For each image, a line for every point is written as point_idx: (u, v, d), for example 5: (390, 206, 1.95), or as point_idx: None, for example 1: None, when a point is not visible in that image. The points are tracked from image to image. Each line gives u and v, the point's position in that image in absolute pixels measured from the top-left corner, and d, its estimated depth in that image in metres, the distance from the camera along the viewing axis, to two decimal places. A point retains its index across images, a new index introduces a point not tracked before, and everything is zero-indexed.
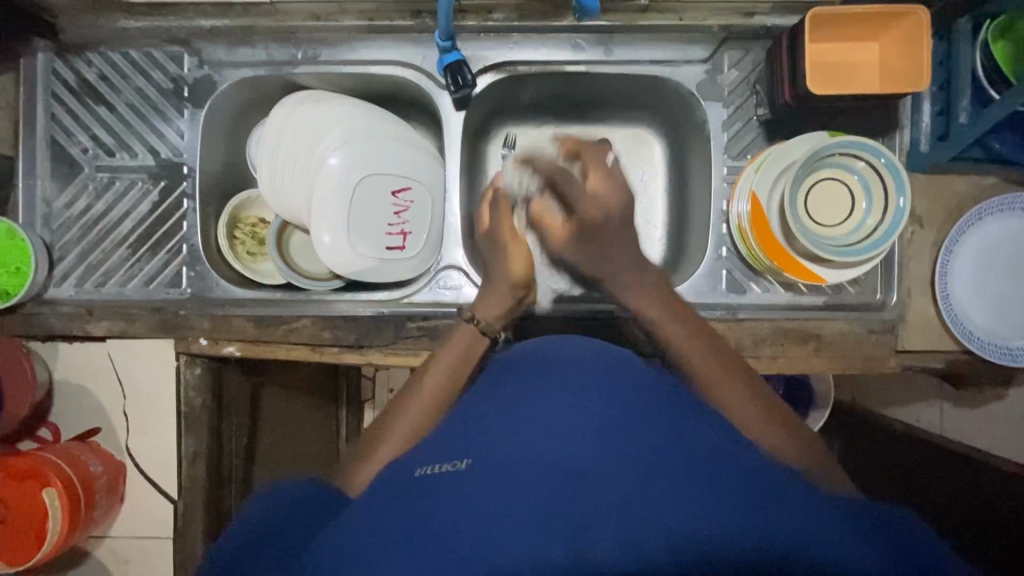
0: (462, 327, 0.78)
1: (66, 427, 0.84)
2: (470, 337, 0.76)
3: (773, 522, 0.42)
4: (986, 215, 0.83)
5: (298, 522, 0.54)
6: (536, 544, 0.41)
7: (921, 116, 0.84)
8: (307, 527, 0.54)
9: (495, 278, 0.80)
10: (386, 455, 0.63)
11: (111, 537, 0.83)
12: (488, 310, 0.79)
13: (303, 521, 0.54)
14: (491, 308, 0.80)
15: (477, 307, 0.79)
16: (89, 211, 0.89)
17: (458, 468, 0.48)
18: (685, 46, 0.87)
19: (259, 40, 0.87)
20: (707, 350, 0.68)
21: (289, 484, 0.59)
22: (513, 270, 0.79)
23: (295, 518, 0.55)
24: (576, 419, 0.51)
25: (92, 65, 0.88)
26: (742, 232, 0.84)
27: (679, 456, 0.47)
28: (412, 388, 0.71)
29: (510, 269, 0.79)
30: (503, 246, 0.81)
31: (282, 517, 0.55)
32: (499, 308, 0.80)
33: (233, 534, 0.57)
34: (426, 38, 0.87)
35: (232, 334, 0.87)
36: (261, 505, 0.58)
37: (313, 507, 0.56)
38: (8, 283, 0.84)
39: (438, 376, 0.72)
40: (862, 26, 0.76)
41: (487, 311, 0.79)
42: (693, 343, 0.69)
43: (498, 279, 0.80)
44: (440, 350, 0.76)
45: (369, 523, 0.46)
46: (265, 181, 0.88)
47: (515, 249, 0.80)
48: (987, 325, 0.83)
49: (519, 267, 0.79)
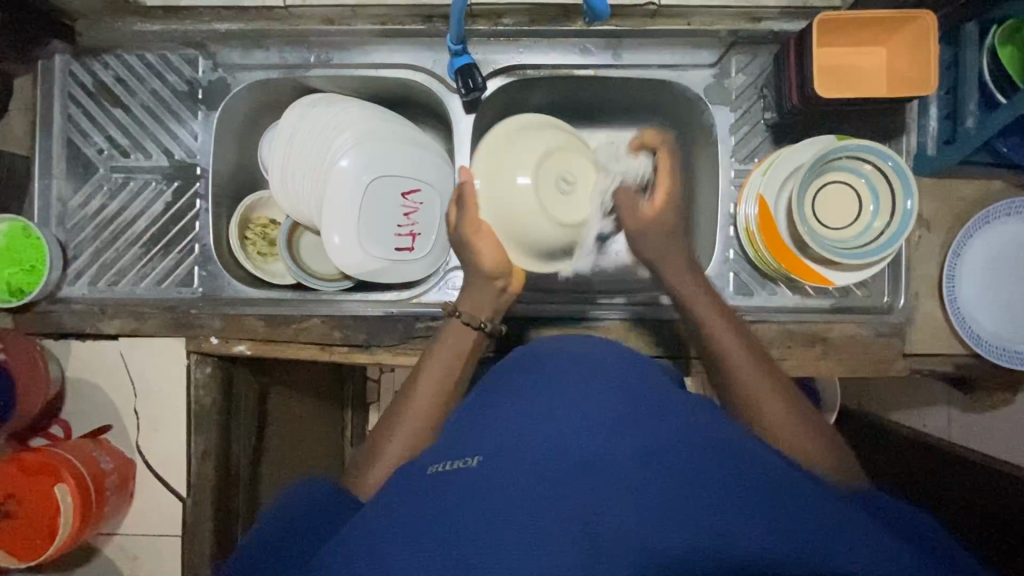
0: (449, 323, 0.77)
1: (78, 425, 0.85)
2: (464, 334, 0.76)
3: (794, 530, 0.41)
4: (993, 219, 0.83)
5: (309, 525, 0.55)
6: (549, 542, 0.41)
7: (928, 120, 0.85)
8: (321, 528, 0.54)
9: (471, 272, 0.80)
10: (393, 453, 0.64)
11: (120, 535, 0.84)
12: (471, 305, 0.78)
13: (316, 516, 0.55)
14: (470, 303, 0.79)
15: (459, 304, 0.79)
16: (103, 211, 0.90)
17: (469, 464, 0.49)
18: (693, 51, 0.87)
19: (273, 44, 0.88)
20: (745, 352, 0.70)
21: (300, 487, 0.60)
22: (482, 263, 0.78)
23: (306, 514, 0.55)
24: (589, 416, 0.51)
25: (109, 67, 0.90)
26: (750, 235, 0.84)
27: (692, 455, 0.47)
28: (416, 387, 0.71)
29: (481, 263, 0.78)
30: (470, 240, 0.80)
31: (297, 510, 0.56)
32: (485, 304, 0.78)
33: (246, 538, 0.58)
34: (437, 42, 0.88)
35: (242, 332, 0.87)
36: (273, 507, 0.58)
37: (324, 503, 0.56)
38: (23, 281, 0.85)
39: (435, 378, 0.72)
40: (870, 30, 0.77)
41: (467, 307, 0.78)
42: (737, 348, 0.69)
43: (473, 275, 0.79)
44: (433, 351, 0.75)
45: (378, 524, 0.46)
46: (279, 184, 0.89)
47: (482, 242, 0.79)
48: (996, 329, 0.82)
49: (490, 257, 0.78)
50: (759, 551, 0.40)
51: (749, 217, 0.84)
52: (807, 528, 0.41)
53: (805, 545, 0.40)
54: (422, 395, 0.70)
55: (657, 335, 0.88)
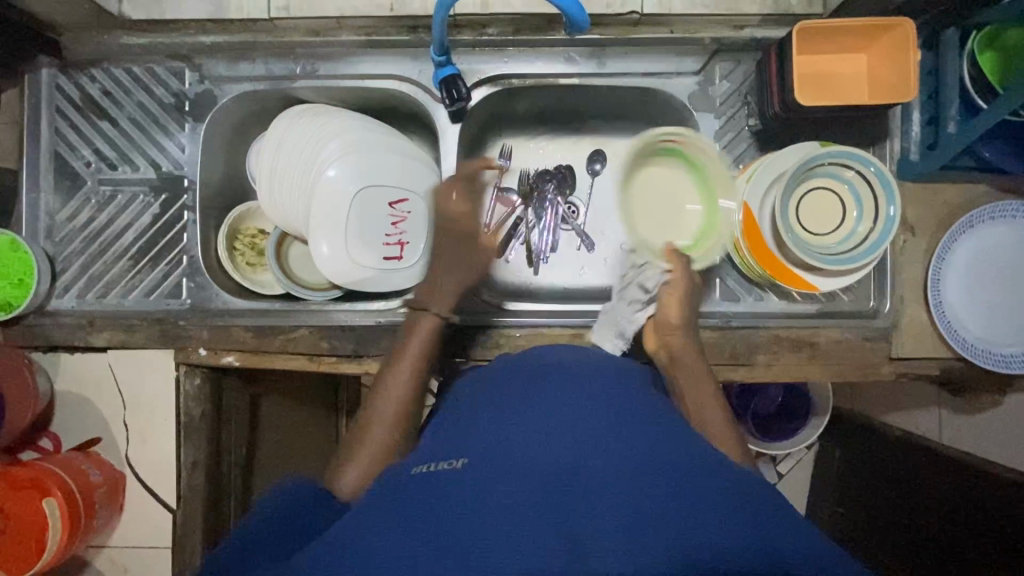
0: (422, 320, 0.80)
1: (67, 439, 0.85)
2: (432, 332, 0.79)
3: (773, 538, 0.41)
4: (977, 223, 0.83)
5: (295, 523, 0.56)
6: (529, 542, 0.41)
7: (911, 126, 0.85)
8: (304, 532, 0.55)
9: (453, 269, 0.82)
10: (376, 457, 0.68)
11: (109, 547, 0.84)
12: (442, 298, 0.80)
13: (298, 531, 0.55)
14: (438, 295, 0.81)
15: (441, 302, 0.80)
16: (93, 223, 0.91)
17: (455, 466, 0.49)
18: (677, 58, 0.88)
19: (258, 56, 0.89)
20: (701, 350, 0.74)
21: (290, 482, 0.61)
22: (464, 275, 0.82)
23: (288, 525, 0.56)
24: (569, 424, 0.51)
25: (96, 80, 0.90)
26: (734, 241, 0.84)
27: (670, 461, 0.47)
28: (383, 379, 0.76)
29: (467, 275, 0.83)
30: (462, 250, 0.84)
31: (279, 521, 0.56)
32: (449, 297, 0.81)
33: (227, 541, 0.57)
34: (422, 52, 0.88)
35: (231, 343, 0.88)
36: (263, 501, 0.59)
37: (305, 517, 0.57)
38: (11, 295, 0.85)
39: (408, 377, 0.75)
40: (850, 37, 0.77)
41: (448, 303, 0.80)
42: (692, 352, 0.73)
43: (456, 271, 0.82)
44: (405, 344, 0.78)
45: (358, 517, 0.46)
46: (265, 193, 0.89)
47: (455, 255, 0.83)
48: (981, 331, 0.83)
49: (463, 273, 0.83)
50: (738, 558, 0.40)
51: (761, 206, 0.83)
52: (785, 539, 0.41)
53: (786, 549, 0.41)
54: (390, 391, 0.74)
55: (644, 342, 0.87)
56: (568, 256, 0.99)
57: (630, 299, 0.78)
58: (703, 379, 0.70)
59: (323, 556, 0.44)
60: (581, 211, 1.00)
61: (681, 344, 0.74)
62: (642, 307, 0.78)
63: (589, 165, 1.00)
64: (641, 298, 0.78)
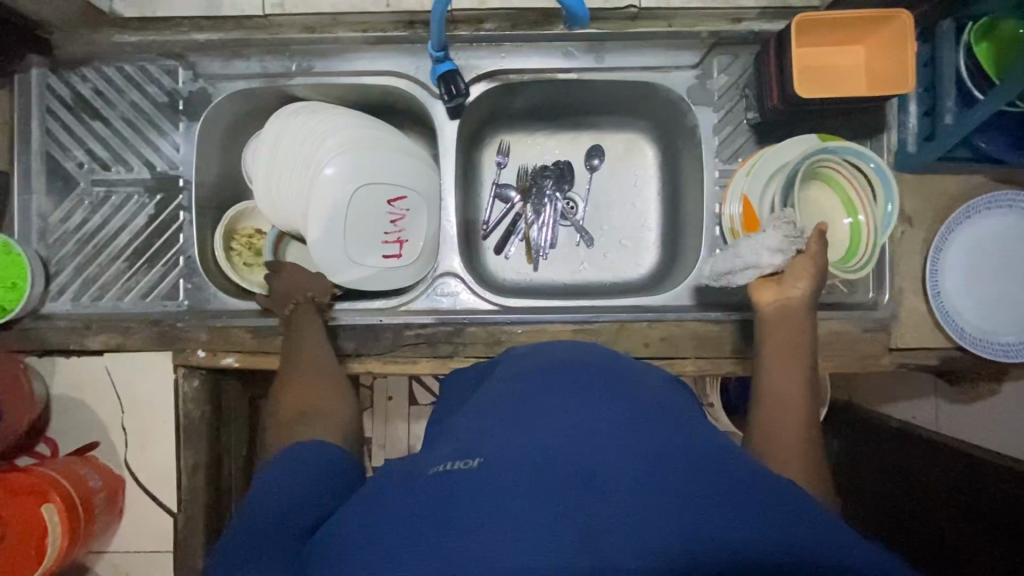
0: (297, 311, 0.83)
1: (64, 444, 0.83)
2: (309, 316, 0.83)
3: (791, 522, 0.41)
4: (974, 213, 0.84)
5: (303, 481, 0.60)
6: (546, 536, 0.40)
7: (907, 117, 0.86)
8: (311, 494, 0.58)
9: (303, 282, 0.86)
10: (292, 406, 0.73)
11: (109, 553, 0.83)
12: (311, 286, 0.86)
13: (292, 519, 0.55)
14: (297, 289, 0.85)
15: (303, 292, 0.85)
16: (86, 224, 0.89)
17: (471, 465, 0.46)
18: (675, 52, 0.88)
19: (253, 53, 0.88)
20: (811, 317, 0.71)
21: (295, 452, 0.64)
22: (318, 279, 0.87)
23: (279, 518, 0.55)
24: (585, 420, 0.50)
25: (87, 80, 0.89)
26: (734, 234, 0.85)
27: (688, 456, 0.46)
28: (299, 363, 0.79)
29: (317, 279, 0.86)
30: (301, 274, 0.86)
31: (275, 511, 0.56)
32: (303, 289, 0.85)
33: (233, 532, 0.58)
34: (420, 49, 0.88)
35: (230, 344, 0.87)
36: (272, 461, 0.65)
37: (300, 502, 0.57)
38: (3, 298, 0.83)
39: (312, 341, 0.81)
40: (849, 29, 0.77)
41: (321, 290, 0.86)
42: (802, 316, 0.71)
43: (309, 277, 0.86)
44: (296, 330, 0.82)
45: (371, 515, 0.46)
46: (262, 193, 0.88)
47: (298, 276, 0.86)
48: (979, 321, 0.84)
49: (313, 282, 0.86)
50: (758, 545, 0.40)
51: (872, 219, 0.80)
52: (807, 528, 0.41)
53: (807, 541, 0.40)
54: (306, 368, 0.78)
55: (645, 337, 0.87)
56: (567, 251, 0.99)
57: (783, 231, 0.73)
58: (790, 356, 0.68)
59: (335, 561, 0.44)
60: (580, 208, 0.99)
61: (796, 297, 0.71)
62: (777, 247, 0.73)
63: (588, 161, 1.00)
64: (785, 237, 0.73)
